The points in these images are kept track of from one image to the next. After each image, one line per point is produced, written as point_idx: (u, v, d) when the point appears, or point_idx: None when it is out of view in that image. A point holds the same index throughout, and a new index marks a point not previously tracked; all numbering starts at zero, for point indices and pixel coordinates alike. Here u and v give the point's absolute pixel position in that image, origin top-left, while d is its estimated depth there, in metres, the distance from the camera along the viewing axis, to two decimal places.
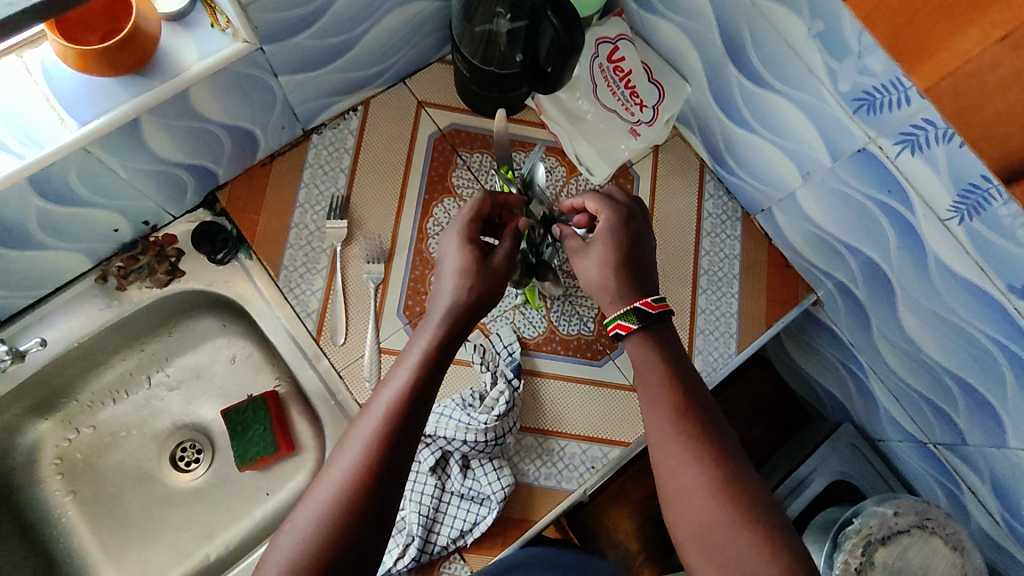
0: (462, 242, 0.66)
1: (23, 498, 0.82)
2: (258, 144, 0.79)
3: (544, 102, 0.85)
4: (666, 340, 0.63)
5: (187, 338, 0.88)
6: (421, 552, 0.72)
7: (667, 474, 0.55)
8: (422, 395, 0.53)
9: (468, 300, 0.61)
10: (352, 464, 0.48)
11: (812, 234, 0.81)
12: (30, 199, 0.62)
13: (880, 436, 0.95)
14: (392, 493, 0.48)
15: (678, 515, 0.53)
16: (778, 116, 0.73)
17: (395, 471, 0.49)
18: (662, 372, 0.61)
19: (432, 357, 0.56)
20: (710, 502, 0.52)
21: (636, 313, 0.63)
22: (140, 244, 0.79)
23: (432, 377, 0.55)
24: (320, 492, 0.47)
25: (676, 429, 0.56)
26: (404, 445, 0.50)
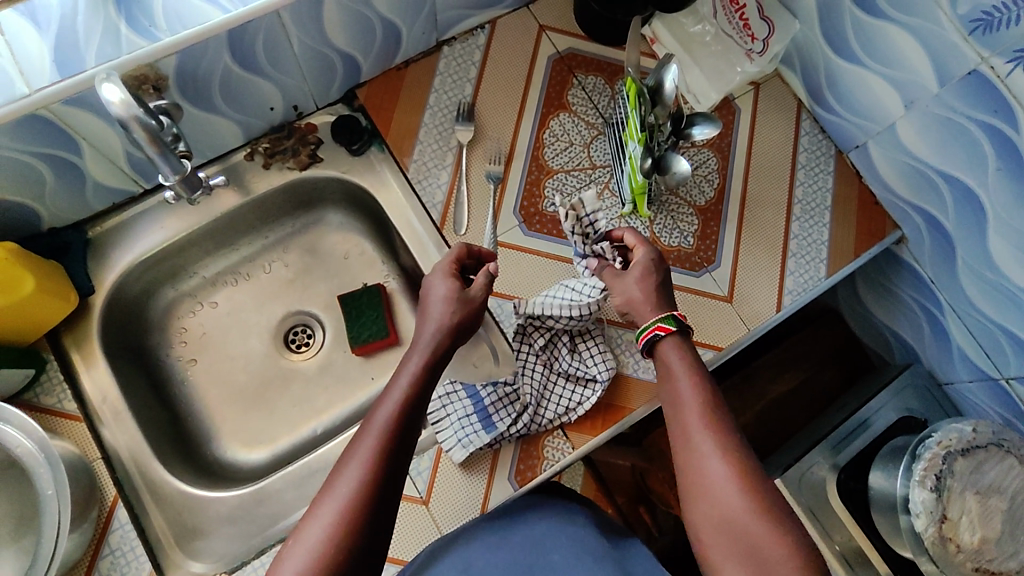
0: (445, 276, 0.71)
1: (153, 358, 0.88)
2: (400, 45, 0.85)
3: (660, 32, 0.92)
4: (691, 347, 0.70)
5: (308, 230, 0.95)
6: (530, 422, 0.79)
7: (690, 466, 0.62)
8: (410, 417, 0.61)
9: (451, 331, 0.67)
10: (352, 487, 0.55)
11: (907, 167, 0.86)
12: (222, 54, 0.69)
13: (950, 379, 0.99)
14: (390, 505, 0.57)
15: (704, 502, 0.60)
16: (889, 46, 0.79)
17: (391, 489, 0.57)
18: (690, 377, 0.66)
19: (413, 394, 0.62)
20: (733, 492, 0.59)
21: (675, 318, 0.70)
22: (286, 128, 0.86)
23: (420, 398, 0.62)
24: (316, 526, 0.54)
25: (700, 427, 0.63)
26: (398, 462, 0.58)
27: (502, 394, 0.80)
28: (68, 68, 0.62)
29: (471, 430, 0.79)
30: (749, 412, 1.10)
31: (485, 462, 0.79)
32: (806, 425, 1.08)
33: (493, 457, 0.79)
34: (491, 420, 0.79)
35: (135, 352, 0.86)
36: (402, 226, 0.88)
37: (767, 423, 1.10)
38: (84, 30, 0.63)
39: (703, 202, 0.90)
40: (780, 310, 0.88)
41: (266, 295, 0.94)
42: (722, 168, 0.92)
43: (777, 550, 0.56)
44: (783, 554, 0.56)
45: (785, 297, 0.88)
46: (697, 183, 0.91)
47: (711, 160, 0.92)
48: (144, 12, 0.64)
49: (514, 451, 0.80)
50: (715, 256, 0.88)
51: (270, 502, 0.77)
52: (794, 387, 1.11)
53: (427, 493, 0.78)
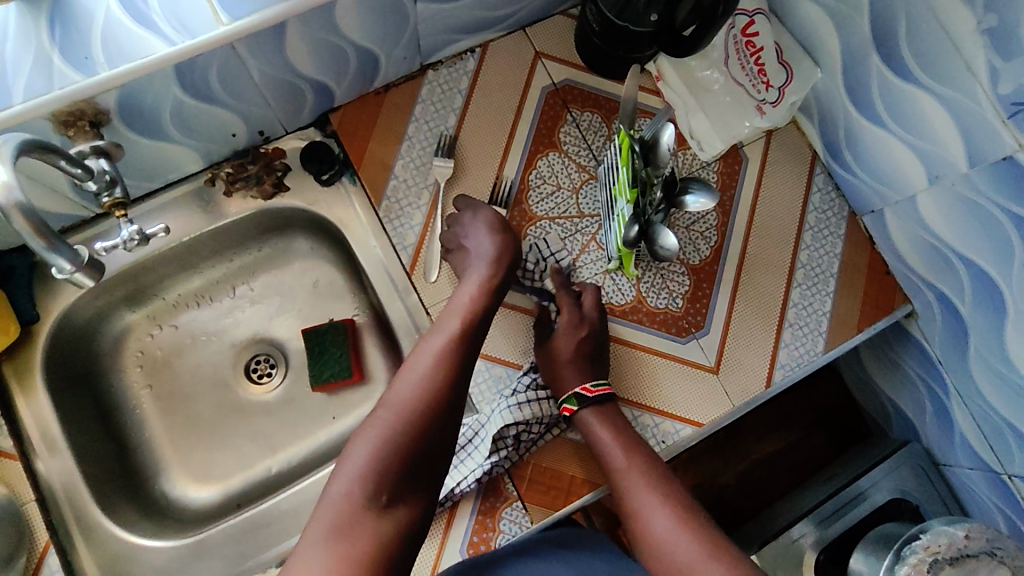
0: (494, 221, 0.76)
1: (104, 384, 0.84)
2: (379, 71, 0.79)
3: (665, 69, 0.83)
4: (608, 411, 0.74)
5: (275, 255, 0.90)
6: (485, 476, 0.73)
7: (637, 520, 0.67)
8: (478, 321, 0.69)
9: (503, 258, 0.74)
10: (417, 385, 0.61)
11: (924, 242, 0.78)
12: (170, 87, 0.62)
13: (948, 462, 0.92)
14: (450, 411, 0.62)
15: (658, 560, 0.63)
16: (917, 114, 0.71)
17: (455, 389, 0.63)
18: (618, 440, 0.71)
19: (477, 303, 0.70)
20: (680, 538, 0.63)
21: (577, 397, 0.73)
22: (251, 153, 0.80)
23: (480, 306, 0.70)
24: (389, 412, 0.59)
25: (636, 482, 0.69)
26: (462, 358, 0.65)
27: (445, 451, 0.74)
28: None
29: None
30: (733, 471, 1.04)
31: (440, 524, 0.74)
32: (792, 491, 1.02)
33: (448, 519, 0.74)
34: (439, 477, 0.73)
35: (84, 380, 0.82)
36: (371, 264, 0.82)
37: (750, 484, 1.03)
38: (12, 58, 0.57)
39: (697, 261, 0.83)
40: (770, 386, 0.81)
41: (228, 321, 0.90)
42: (721, 224, 0.85)
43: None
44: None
45: (777, 371, 0.81)
46: (692, 239, 0.84)
47: (710, 215, 0.85)
48: (81, 40, 0.58)
49: (470, 513, 0.74)
50: (705, 321, 0.82)
51: (211, 555, 0.74)
52: (783, 447, 1.05)
53: None
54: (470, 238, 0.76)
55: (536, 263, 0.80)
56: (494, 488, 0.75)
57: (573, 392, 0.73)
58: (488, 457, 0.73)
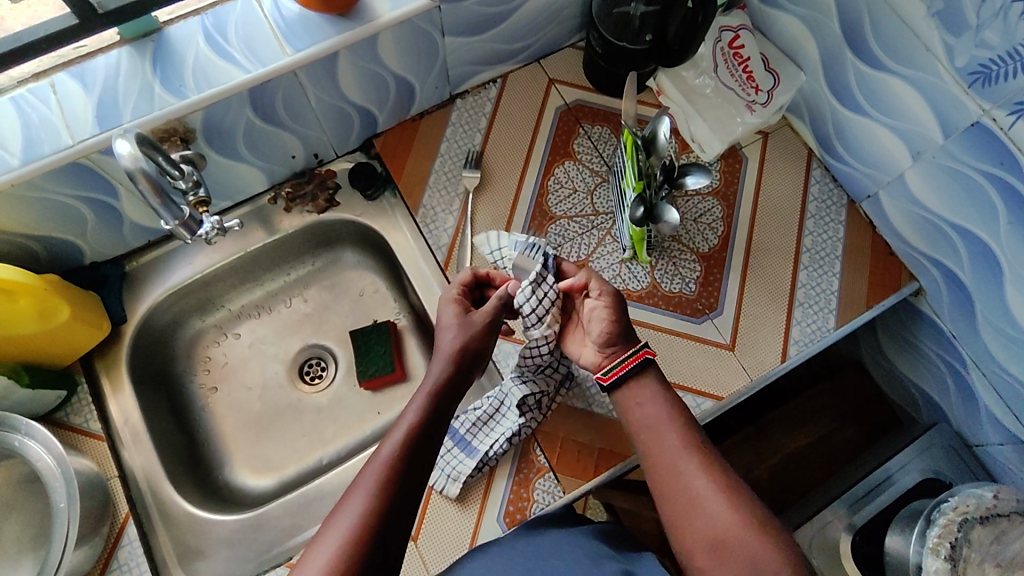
0: (461, 313, 0.73)
1: (177, 384, 0.94)
2: (414, 99, 0.92)
3: (665, 84, 0.94)
4: (660, 376, 0.71)
5: (326, 268, 1.01)
6: (515, 438, 0.79)
7: (675, 484, 0.64)
8: (432, 428, 0.64)
9: (458, 357, 0.69)
10: (355, 516, 0.57)
11: (919, 217, 0.84)
12: (245, 110, 0.76)
13: (979, 441, 0.93)
14: (391, 544, 0.58)
15: (696, 523, 0.62)
16: (892, 98, 0.79)
17: (398, 512, 0.59)
18: (663, 407, 0.68)
19: (429, 413, 0.65)
20: (723, 508, 0.61)
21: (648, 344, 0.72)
22: (307, 174, 0.93)
23: (433, 418, 0.65)
24: (330, 539, 0.56)
25: (679, 452, 0.65)
26: (408, 478, 0.61)
27: (475, 420, 0.80)
28: (107, 121, 0.70)
29: (456, 461, 0.78)
30: (764, 465, 1.05)
31: (478, 493, 0.79)
32: (824, 482, 1.02)
33: (485, 486, 0.79)
34: (472, 446, 0.79)
35: (160, 379, 0.92)
36: (410, 265, 0.92)
37: (782, 478, 1.04)
38: (124, 90, 0.71)
39: (706, 249, 0.91)
40: (785, 361, 0.86)
41: (284, 329, 1.00)
42: (726, 216, 0.92)
43: (770, 563, 0.57)
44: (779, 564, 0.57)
45: (791, 346, 0.86)
46: (701, 230, 0.92)
47: (715, 209, 0.93)
48: (176, 72, 0.72)
49: (507, 479, 0.79)
50: (717, 302, 0.88)
51: (268, 528, 0.80)
52: (812, 441, 1.06)
53: (418, 527, 0.78)
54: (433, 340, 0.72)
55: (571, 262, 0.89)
56: (527, 457, 0.80)
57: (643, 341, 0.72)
58: (517, 419, 0.79)
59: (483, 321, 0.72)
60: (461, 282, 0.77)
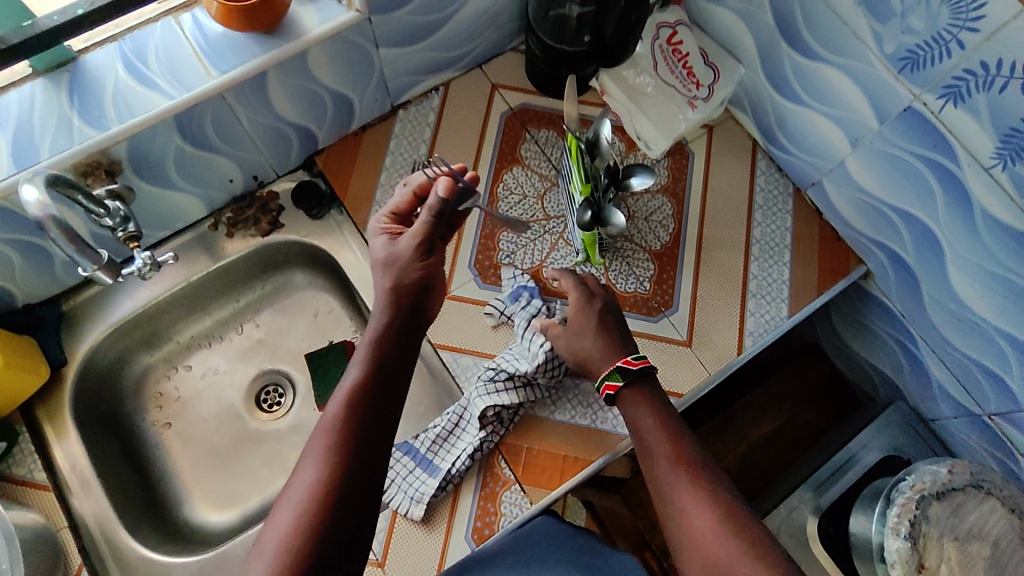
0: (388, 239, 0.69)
1: (127, 423, 0.91)
2: (354, 113, 0.90)
3: (607, 84, 0.92)
4: (649, 392, 0.71)
5: (277, 291, 0.98)
6: (477, 452, 0.78)
7: (673, 511, 0.63)
8: (377, 374, 0.61)
9: (392, 292, 0.65)
10: (309, 482, 0.55)
11: (862, 203, 0.85)
12: (172, 137, 0.73)
13: (934, 415, 0.95)
14: (349, 508, 0.55)
15: (702, 557, 0.59)
16: (829, 87, 0.80)
17: (352, 466, 0.57)
18: (658, 427, 0.68)
19: (374, 360, 0.62)
20: (721, 540, 0.59)
21: (621, 372, 0.72)
22: (247, 197, 0.90)
23: (382, 368, 0.62)
24: (288, 507, 0.55)
25: (677, 474, 0.64)
26: (360, 432, 0.58)
27: (435, 438, 0.80)
28: (24, 159, 0.67)
29: (419, 482, 0.77)
30: (731, 455, 1.06)
31: (445, 512, 0.78)
32: (790, 467, 1.04)
33: (452, 504, 0.78)
34: (434, 464, 0.78)
35: (108, 420, 0.89)
36: (362, 285, 0.90)
37: (751, 466, 1.06)
38: (39, 124, 0.68)
39: (658, 246, 0.91)
40: (741, 353, 0.86)
41: (237, 357, 0.97)
42: (676, 213, 0.93)
43: None
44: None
45: (746, 338, 0.87)
46: (652, 228, 0.92)
47: (665, 206, 0.93)
48: (95, 102, 0.69)
49: (473, 495, 0.78)
50: (672, 300, 0.88)
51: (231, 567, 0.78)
52: (776, 427, 1.07)
53: (387, 553, 0.76)
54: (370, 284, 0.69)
55: (525, 269, 0.88)
56: (492, 471, 0.79)
57: (615, 367, 0.72)
58: (478, 433, 0.78)
59: (413, 241, 0.66)
60: (395, 206, 0.72)
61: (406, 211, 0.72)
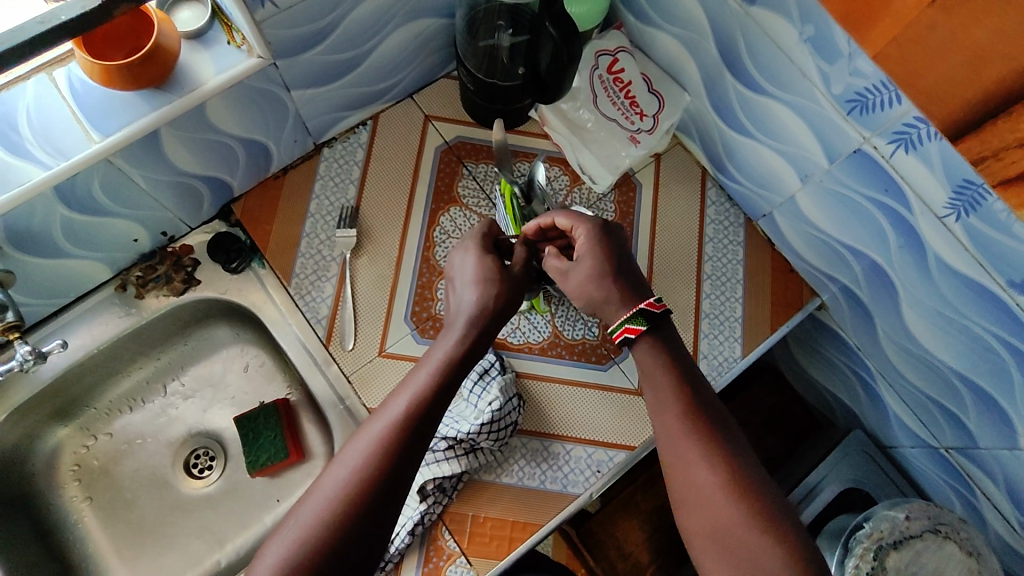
0: (478, 252, 0.69)
1: (41, 503, 0.84)
2: (272, 157, 0.82)
3: (547, 114, 0.88)
4: (668, 342, 0.64)
5: (202, 347, 0.91)
6: (418, 526, 0.73)
7: (678, 474, 0.57)
8: (451, 385, 0.59)
9: (490, 306, 0.64)
10: (349, 470, 0.51)
11: (814, 238, 0.82)
12: (54, 208, 0.65)
13: (893, 443, 0.93)
14: (380, 515, 0.51)
15: (694, 514, 0.55)
16: (776, 122, 0.75)
17: (407, 462, 0.53)
18: (669, 378, 0.61)
19: (452, 362, 0.60)
20: (725, 501, 0.53)
21: (644, 314, 0.63)
22: (158, 254, 0.82)
23: (449, 382, 0.59)
24: (332, 479, 0.52)
25: (683, 434, 0.58)
26: (415, 441, 0.54)
27: None
28: None
29: None
30: None
31: None
32: None
33: None
34: None
35: (18, 503, 0.82)
36: (291, 343, 0.84)
37: None
38: None
39: None
40: None
41: (163, 421, 0.90)
42: None
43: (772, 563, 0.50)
44: (777, 560, 0.50)
45: None
46: None
47: None
48: None
49: (415, 571, 0.74)
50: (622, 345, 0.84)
51: None
52: None
53: None
54: (453, 285, 0.69)
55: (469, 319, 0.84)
56: (435, 543, 0.75)
57: (638, 309, 0.63)
58: (418, 506, 0.73)
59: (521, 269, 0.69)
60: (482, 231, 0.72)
61: (491, 233, 0.72)
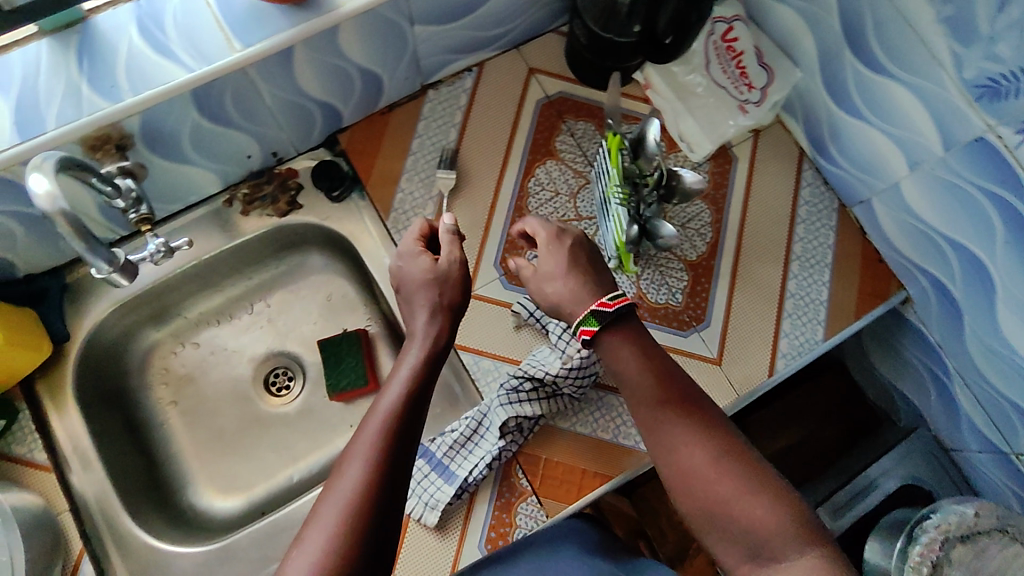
0: (421, 253, 0.70)
1: (131, 400, 0.88)
2: (382, 91, 0.84)
3: (653, 78, 0.88)
4: (634, 329, 0.66)
5: (291, 271, 0.94)
6: (496, 461, 0.76)
7: (669, 455, 0.60)
8: (420, 397, 0.61)
9: (440, 313, 0.67)
10: (352, 491, 0.54)
11: (912, 227, 0.81)
12: (188, 112, 0.67)
13: (957, 446, 0.92)
14: (392, 520, 0.55)
15: (688, 488, 0.58)
16: (895, 104, 0.74)
17: (397, 480, 0.56)
18: (646, 364, 0.64)
19: (418, 375, 0.62)
20: (716, 471, 0.57)
21: (595, 315, 0.65)
22: (266, 174, 0.86)
23: (419, 396, 0.61)
24: (329, 507, 0.54)
25: (670, 414, 0.61)
26: (403, 446, 0.58)
27: (453, 442, 0.77)
28: (29, 128, 0.61)
29: (434, 488, 0.75)
30: None
31: (458, 520, 0.76)
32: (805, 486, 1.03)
33: (467, 512, 0.76)
34: (451, 470, 0.76)
35: (112, 397, 0.86)
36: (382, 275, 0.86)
37: None
38: (45, 91, 0.62)
39: (695, 256, 0.87)
40: (773, 375, 0.83)
41: (247, 338, 0.93)
42: (716, 221, 0.88)
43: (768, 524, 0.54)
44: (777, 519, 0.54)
45: (778, 360, 0.83)
46: (689, 237, 0.88)
47: (705, 213, 0.88)
48: (106, 70, 0.63)
49: (488, 503, 0.77)
50: (704, 314, 0.84)
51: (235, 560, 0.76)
52: (793, 442, 1.07)
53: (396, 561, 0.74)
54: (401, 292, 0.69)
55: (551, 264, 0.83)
56: (508, 480, 0.77)
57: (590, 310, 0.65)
58: (497, 442, 0.76)
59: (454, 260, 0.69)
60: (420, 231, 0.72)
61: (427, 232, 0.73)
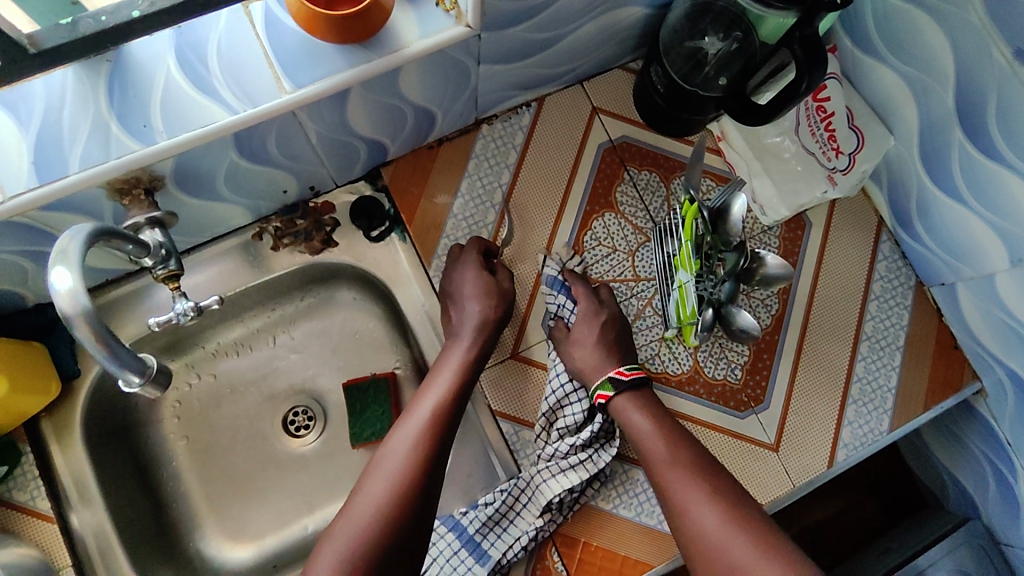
0: (474, 270, 0.76)
1: (140, 435, 0.82)
2: (434, 126, 0.76)
3: (727, 129, 0.83)
4: (646, 397, 0.72)
5: (318, 305, 0.87)
6: (532, 542, 0.71)
7: (681, 518, 0.63)
8: (450, 414, 0.69)
9: (481, 332, 0.73)
10: (381, 497, 0.64)
11: (1000, 322, 0.73)
12: (228, 153, 0.60)
13: (1010, 541, 0.85)
14: (419, 523, 0.64)
15: (702, 556, 0.61)
16: (1003, 193, 0.66)
17: (423, 492, 0.65)
18: (657, 431, 0.69)
19: (450, 397, 0.70)
20: (726, 535, 0.60)
21: (612, 382, 0.72)
22: (299, 208, 0.79)
23: (449, 413, 0.70)
24: (362, 508, 0.63)
25: (680, 476, 0.65)
26: (431, 461, 0.66)
27: (486, 519, 0.71)
28: (48, 170, 0.54)
29: (465, 568, 0.70)
30: None
31: None
32: (841, 563, 0.98)
33: None
34: (483, 550, 0.71)
35: (120, 433, 0.80)
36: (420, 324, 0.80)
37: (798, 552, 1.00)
38: (69, 126, 0.55)
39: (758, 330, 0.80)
40: (832, 466, 0.77)
41: (266, 374, 0.87)
42: (783, 291, 0.81)
43: None
44: None
45: (839, 451, 0.77)
46: (753, 307, 0.81)
47: None
48: (139, 106, 0.55)
49: None
50: (764, 395, 0.78)
51: None
52: (831, 515, 1.02)
53: None
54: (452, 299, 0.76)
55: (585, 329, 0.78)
56: (543, 563, 0.72)
57: (608, 377, 0.72)
58: (535, 522, 0.71)
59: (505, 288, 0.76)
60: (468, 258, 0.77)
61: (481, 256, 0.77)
